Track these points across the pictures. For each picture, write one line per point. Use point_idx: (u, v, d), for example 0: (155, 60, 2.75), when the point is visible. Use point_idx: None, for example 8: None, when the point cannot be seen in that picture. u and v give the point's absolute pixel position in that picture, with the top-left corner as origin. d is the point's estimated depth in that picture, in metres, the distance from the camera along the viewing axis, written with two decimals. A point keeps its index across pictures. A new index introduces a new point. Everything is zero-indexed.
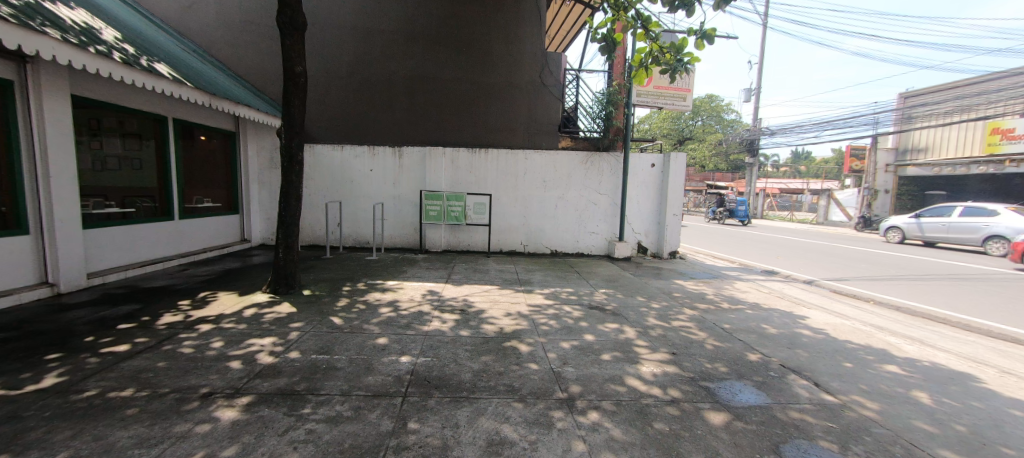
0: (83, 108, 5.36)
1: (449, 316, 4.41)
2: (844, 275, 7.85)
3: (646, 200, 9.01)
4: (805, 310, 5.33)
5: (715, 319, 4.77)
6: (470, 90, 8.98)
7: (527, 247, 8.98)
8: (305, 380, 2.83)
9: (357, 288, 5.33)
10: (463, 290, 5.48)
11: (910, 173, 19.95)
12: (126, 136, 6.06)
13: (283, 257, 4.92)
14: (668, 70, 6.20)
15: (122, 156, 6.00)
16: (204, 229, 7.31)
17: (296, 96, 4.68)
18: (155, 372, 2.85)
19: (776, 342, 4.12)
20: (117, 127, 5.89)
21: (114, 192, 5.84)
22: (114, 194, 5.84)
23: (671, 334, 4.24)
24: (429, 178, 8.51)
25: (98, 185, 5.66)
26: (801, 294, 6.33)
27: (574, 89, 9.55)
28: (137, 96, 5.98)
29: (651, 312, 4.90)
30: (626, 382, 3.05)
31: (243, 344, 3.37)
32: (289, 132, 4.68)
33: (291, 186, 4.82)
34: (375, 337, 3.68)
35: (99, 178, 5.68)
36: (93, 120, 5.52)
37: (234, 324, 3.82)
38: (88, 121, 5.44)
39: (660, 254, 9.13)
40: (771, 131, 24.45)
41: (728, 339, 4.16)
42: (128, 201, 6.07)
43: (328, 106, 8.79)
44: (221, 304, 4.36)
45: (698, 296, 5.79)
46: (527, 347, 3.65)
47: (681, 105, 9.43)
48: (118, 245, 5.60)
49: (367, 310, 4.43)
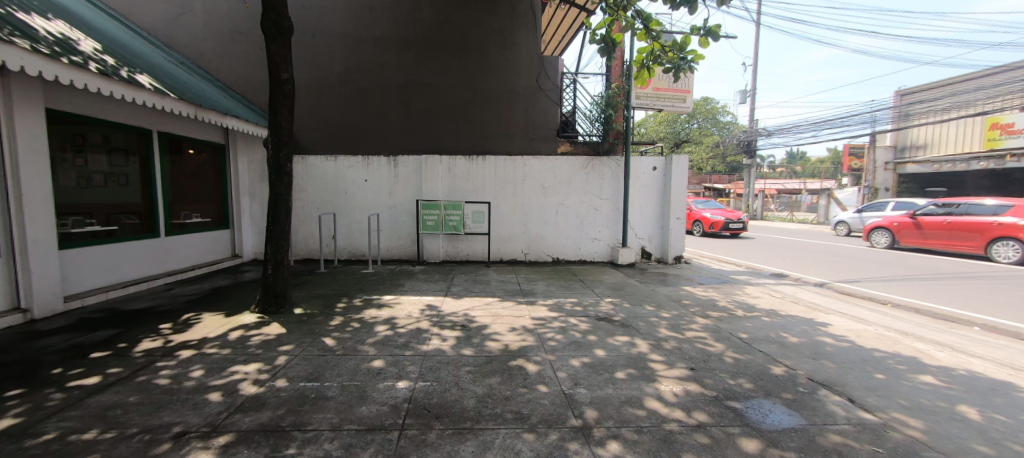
0: (65, 124, 5.16)
1: (449, 333, 4.13)
2: (856, 277, 7.61)
3: (649, 204, 8.80)
4: (823, 316, 5.09)
5: (730, 329, 4.51)
6: (466, 96, 8.79)
7: (528, 256, 8.73)
8: (292, 412, 2.55)
9: (352, 304, 5.05)
10: (463, 303, 5.22)
11: (911, 170, 19.85)
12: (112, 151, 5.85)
13: (273, 274, 4.66)
14: (671, 69, 6.21)
15: (108, 172, 5.76)
16: (192, 245, 7.04)
17: (284, 104, 4.47)
18: (124, 408, 2.56)
19: (800, 353, 3.86)
20: (103, 142, 5.68)
21: (99, 209, 5.58)
22: (99, 211, 5.57)
23: (686, 346, 3.97)
24: (426, 187, 8.29)
25: (82, 203, 5.40)
26: (816, 298, 6.09)
27: (572, 93, 9.37)
28: (119, 109, 5.75)
29: (664, 322, 4.64)
30: (645, 404, 2.78)
31: (226, 372, 3.09)
32: (277, 142, 4.47)
33: (279, 199, 4.58)
34: (370, 360, 3.40)
35: (84, 196, 5.43)
36: (78, 136, 5.32)
37: (218, 349, 3.54)
38: (74, 136, 5.30)
39: (665, 259, 8.88)
40: (769, 132, 24.39)
41: (749, 350, 3.89)
42: (113, 218, 5.79)
43: (321, 116, 8.60)
44: (206, 327, 4.08)
45: (710, 304, 5.54)
46: (535, 366, 3.38)
47: (681, 106, 9.26)
48: (98, 265, 5.32)
49: (362, 329, 4.16)
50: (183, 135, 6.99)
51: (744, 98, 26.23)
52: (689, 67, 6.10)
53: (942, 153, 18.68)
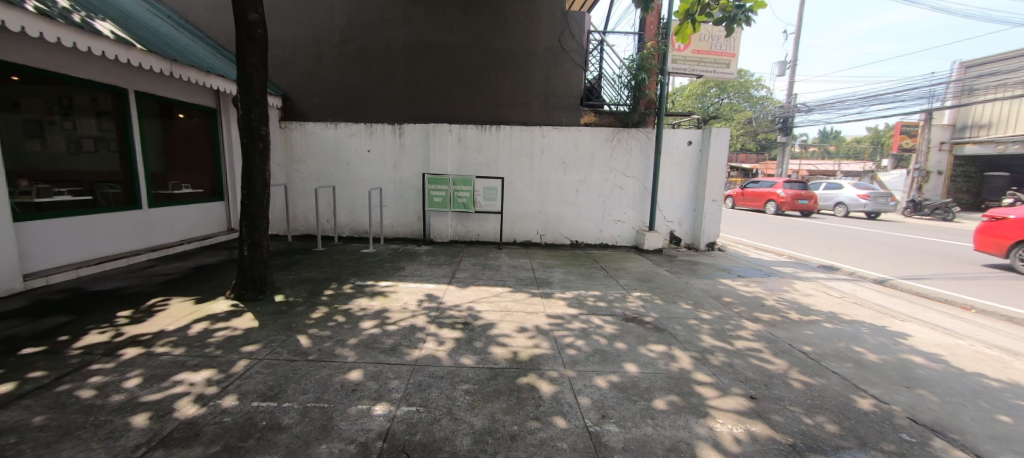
0: (43, 84, 4.83)
1: (447, 334, 3.47)
2: (923, 273, 6.58)
3: (681, 183, 7.85)
4: (899, 323, 4.20)
5: (790, 339, 3.70)
6: (479, 57, 7.78)
7: (543, 238, 7.97)
8: (228, 451, 1.91)
9: (341, 292, 4.43)
10: (467, 294, 4.54)
11: (970, 151, 17.71)
12: (101, 116, 5.51)
13: (249, 256, 4.05)
14: (723, 21, 5.12)
15: (99, 138, 5.45)
16: (181, 218, 6.53)
17: (255, 54, 3.70)
18: (19, 435, 2.00)
19: (886, 378, 3.03)
20: (92, 105, 5.35)
21: (86, 176, 5.29)
22: (85, 178, 5.27)
23: (739, 361, 3.19)
24: (433, 160, 7.53)
25: (72, 169, 5.21)
26: (882, 298, 5.16)
27: (599, 55, 8.25)
28: (86, 64, 5.10)
29: (705, 327, 3.86)
30: (699, 456, 2.05)
31: (166, 383, 2.51)
32: (247, 101, 3.73)
33: (253, 169, 3.89)
34: (345, 371, 2.75)
35: (74, 163, 5.23)
36: (65, 99, 5.08)
37: (169, 349, 2.97)
38: (58, 98, 5.03)
39: (696, 245, 7.98)
40: (808, 107, 22.34)
41: (821, 371, 3.08)
42: (94, 187, 5.36)
43: (319, 79, 7.77)
44: (168, 318, 3.55)
45: (757, 304, 4.70)
46: (549, 386, 2.68)
47: (724, 72, 7.98)
48: (68, 240, 4.86)
49: (346, 326, 3.52)
50: (168, 97, 6.41)
51: (784, 70, 24.00)
52: (746, 17, 4.97)
53: (1007, 133, 16.47)
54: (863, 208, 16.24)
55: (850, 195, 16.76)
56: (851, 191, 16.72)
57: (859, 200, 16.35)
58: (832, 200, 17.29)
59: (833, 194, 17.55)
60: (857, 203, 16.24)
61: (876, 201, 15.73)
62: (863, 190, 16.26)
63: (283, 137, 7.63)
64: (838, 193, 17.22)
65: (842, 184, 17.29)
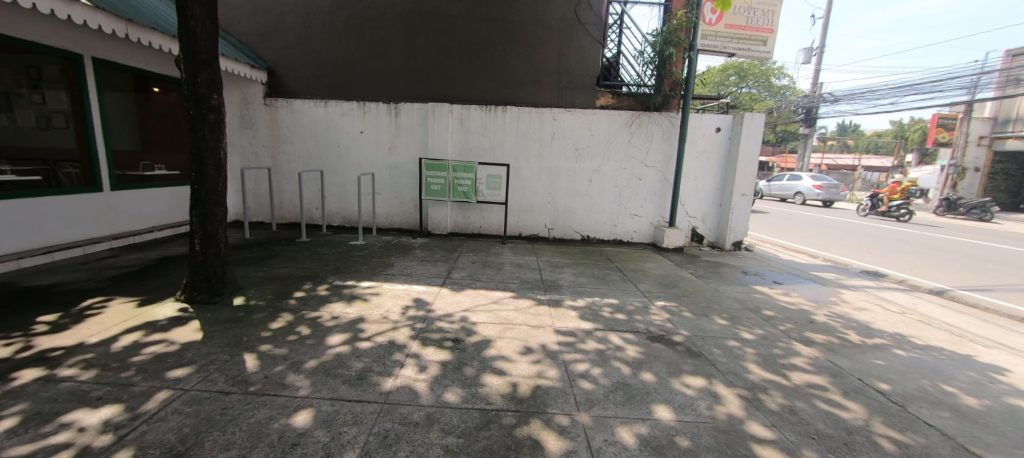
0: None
1: (432, 355, 2.80)
2: (988, 284, 5.71)
3: (707, 174, 7.05)
4: (985, 352, 3.42)
5: (858, 371, 2.96)
6: (485, 28, 6.90)
7: (552, 232, 7.25)
8: None
9: (314, 295, 3.78)
10: (461, 300, 3.88)
11: (1012, 147, 16.31)
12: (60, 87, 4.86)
13: (202, 251, 3.41)
14: None
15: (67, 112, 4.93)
16: (152, 203, 5.92)
17: (200, 3, 2.97)
18: None
19: (1004, 436, 2.28)
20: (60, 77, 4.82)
21: (51, 154, 4.83)
22: (49, 156, 4.81)
23: (802, 404, 2.48)
24: (432, 144, 6.80)
25: (43, 147, 4.80)
26: (952, 316, 4.35)
27: (619, 30, 7.34)
28: (31, 24, 4.33)
29: (749, 353, 3.15)
30: None
31: (47, 429, 1.88)
32: (194, 62, 3.01)
33: (204, 147, 3.21)
34: (291, 411, 2.11)
35: (44, 140, 4.80)
36: (33, 69, 4.60)
37: (78, 373, 2.34)
38: (25, 68, 4.55)
39: (721, 244, 7.19)
40: (835, 97, 20.93)
41: (914, 424, 2.34)
42: (56, 165, 4.84)
43: (308, 50, 6.97)
44: (98, 325, 2.95)
45: (806, 321, 3.95)
46: (559, 441, 1.99)
47: (761, 51, 7.03)
48: (12, 225, 4.27)
49: (309, 342, 2.87)
50: (140, 69, 5.78)
51: (810, 57, 22.45)
52: None
53: None
54: (817, 197, 16.88)
55: (807, 186, 17.45)
56: (808, 182, 17.39)
57: (815, 190, 17.02)
58: (793, 189, 17.91)
59: (795, 185, 18.13)
60: (812, 193, 16.93)
61: (828, 190, 16.53)
62: (818, 181, 17.02)
63: (268, 115, 6.96)
64: (798, 184, 17.88)
65: (801, 175, 17.93)
